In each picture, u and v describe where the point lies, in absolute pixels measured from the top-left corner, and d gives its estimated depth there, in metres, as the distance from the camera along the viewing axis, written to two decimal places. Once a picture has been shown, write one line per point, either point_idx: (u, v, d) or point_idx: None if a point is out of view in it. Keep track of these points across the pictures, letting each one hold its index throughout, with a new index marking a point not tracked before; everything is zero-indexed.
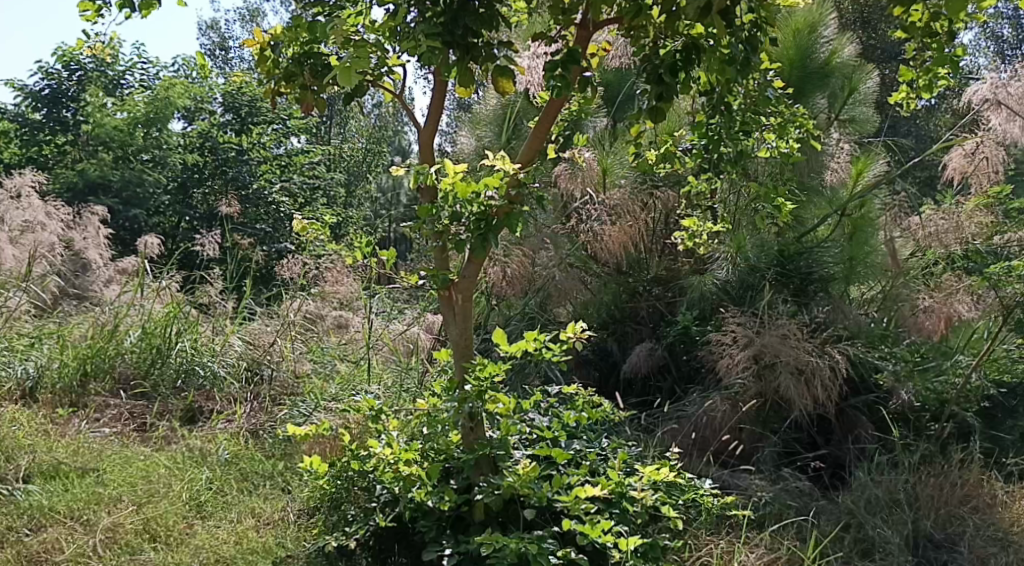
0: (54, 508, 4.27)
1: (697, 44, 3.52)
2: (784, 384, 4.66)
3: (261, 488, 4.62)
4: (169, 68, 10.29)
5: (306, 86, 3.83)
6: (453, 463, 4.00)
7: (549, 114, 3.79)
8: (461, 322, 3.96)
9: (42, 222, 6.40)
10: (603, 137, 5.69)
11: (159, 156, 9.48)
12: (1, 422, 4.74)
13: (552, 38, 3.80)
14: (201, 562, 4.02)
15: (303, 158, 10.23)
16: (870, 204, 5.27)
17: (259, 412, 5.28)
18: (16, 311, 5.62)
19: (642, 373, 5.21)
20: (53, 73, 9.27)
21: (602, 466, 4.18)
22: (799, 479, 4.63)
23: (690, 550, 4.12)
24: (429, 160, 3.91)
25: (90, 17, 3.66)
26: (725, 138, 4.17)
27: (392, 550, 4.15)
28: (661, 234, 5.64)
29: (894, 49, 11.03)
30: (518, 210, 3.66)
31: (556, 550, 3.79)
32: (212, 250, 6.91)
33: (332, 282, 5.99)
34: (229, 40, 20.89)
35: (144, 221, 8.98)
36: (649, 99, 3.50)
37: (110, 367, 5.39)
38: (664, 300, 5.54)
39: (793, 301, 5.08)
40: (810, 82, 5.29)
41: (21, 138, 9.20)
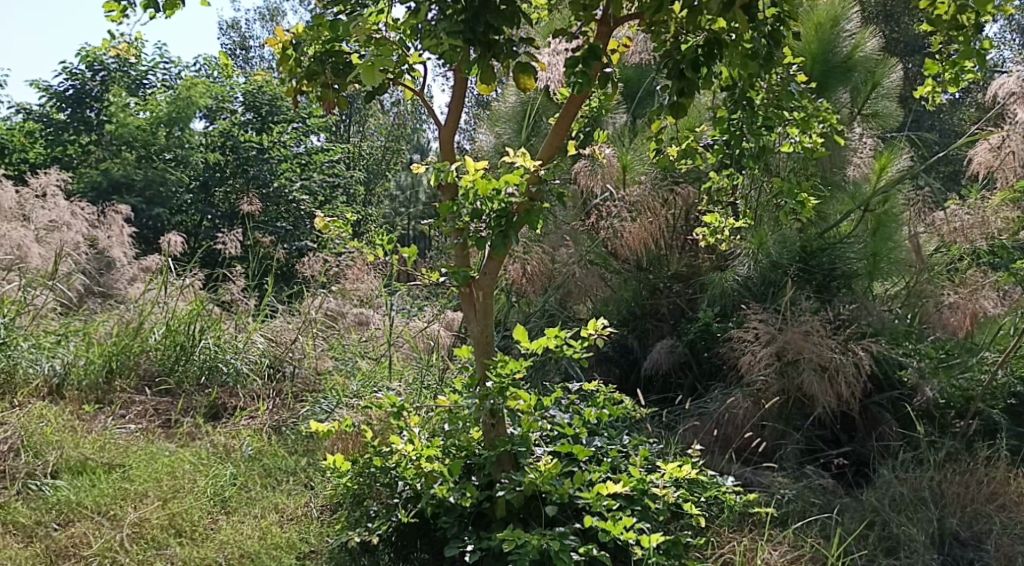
0: (82, 503, 4.31)
1: (718, 39, 3.49)
2: (807, 381, 4.64)
3: (284, 485, 4.63)
4: (190, 67, 10.34)
5: (328, 85, 3.86)
6: (475, 460, 4.03)
7: (569, 110, 3.77)
8: (482, 319, 3.96)
9: (68, 222, 6.47)
10: (623, 133, 5.66)
11: (180, 155, 9.47)
12: (28, 418, 4.78)
13: (573, 33, 3.78)
14: (225, 557, 4.04)
15: (323, 156, 10.21)
16: (893, 200, 5.21)
17: (282, 409, 5.29)
18: (42, 308, 5.66)
19: (663, 370, 5.20)
20: (77, 74, 9.42)
21: (624, 463, 4.17)
22: (822, 476, 4.61)
23: (712, 547, 4.11)
24: (450, 158, 3.91)
25: (115, 18, 3.68)
26: (747, 133, 4.15)
27: (414, 546, 4.17)
28: (682, 231, 5.61)
29: (917, 43, 10.93)
30: (538, 207, 3.67)
31: (578, 546, 3.79)
32: (234, 247, 6.90)
33: (353, 279, 6.01)
34: (250, 40, 20.96)
35: (168, 220, 9.03)
36: (670, 95, 3.48)
37: (135, 364, 5.43)
38: (684, 297, 5.47)
39: (816, 297, 5.03)
40: (832, 76, 5.25)
41: (46, 137, 9.32)
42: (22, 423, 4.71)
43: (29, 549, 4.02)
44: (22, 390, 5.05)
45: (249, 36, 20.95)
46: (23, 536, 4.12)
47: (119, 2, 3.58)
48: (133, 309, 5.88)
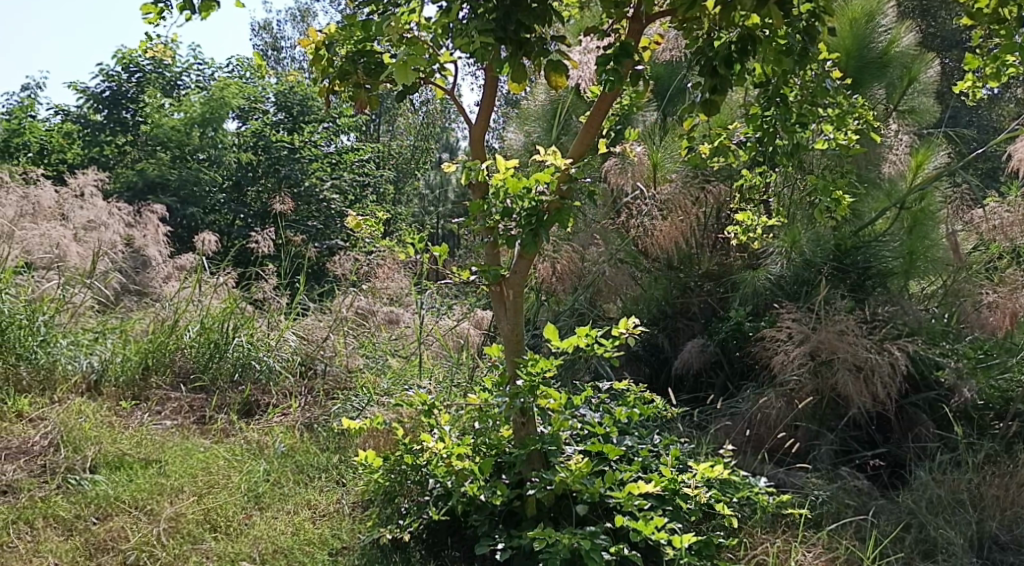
0: (120, 498, 4.34)
1: (752, 36, 3.44)
2: (841, 381, 4.59)
3: (317, 481, 4.64)
4: (223, 68, 10.41)
5: (360, 85, 3.85)
6: (505, 458, 4.02)
7: (600, 109, 3.76)
8: (512, 317, 3.95)
9: (105, 221, 6.54)
10: (653, 131, 5.63)
11: (215, 155, 9.42)
12: (67, 415, 4.83)
13: (605, 31, 3.81)
14: (259, 552, 4.06)
15: (353, 155, 10.22)
16: (932, 196, 5.10)
17: (314, 406, 5.30)
18: (81, 306, 5.71)
19: (693, 370, 5.17)
20: (113, 76, 9.55)
21: (655, 462, 4.13)
22: (856, 478, 4.56)
23: (745, 548, 4.08)
24: (481, 157, 3.90)
25: (152, 20, 3.70)
26: (780, 130, 4.12)
27: (445, 543, 4.17)
28: (714, 229, 5.57)
29: (955, 37, 10.81)
30: (569, 205, 3.64)
31: (609, 546, 3.77)
32: (266, 246, 6.89)
33: (383, 278, 6.06)
34: (281, 41, 21.08)
35: (201, 219, 9.09)
36: (702, 91, 3.44)
37: (171, 361, 5.46)
38: (716, 296, 5.43)
39: (850, 296, 4.98)
40: (866, 72, 5.19)
41: (83, 139, 9.45)
42: (63, 419, 4.80)
43: (68, 543, 4.05)
44: (62, 386, 5.14)
45: (280, 37, 21.06)
46: (63, 529, 4.15)
47: (156, 3, 3.60)
48: (169, 306, 5.92)
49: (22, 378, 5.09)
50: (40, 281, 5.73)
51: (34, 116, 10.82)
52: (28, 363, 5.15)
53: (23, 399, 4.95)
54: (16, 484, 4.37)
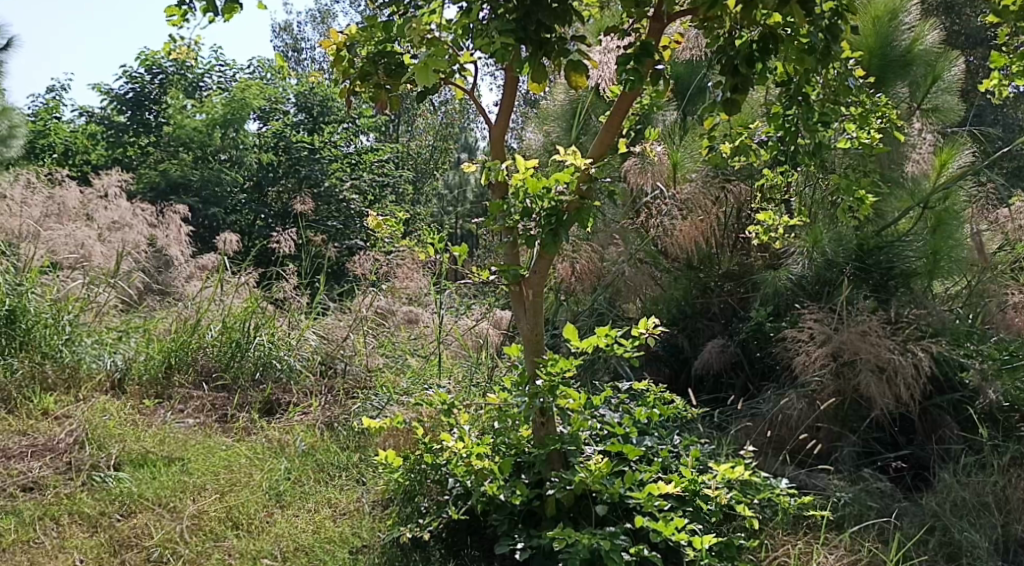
0: (143, 495, 4.36)
1: (774, 34, 3.45)
2: (864, 382, 4.57)
3: (337, 480, 4.64)
4: (245, 70, 10.46)
5: (380, 86, 3.86)
6: (524, 458, 4.01)
7: (621, 109, 3.75)
8: (532, 318, 3.93)
9: (131, 222, 6.50)
10: (673, 131, 5.61)
11: (236, 155, 9.54)
12: (92, 412, 4.86)
13: (625, 31, 3.80)
14: (281, 550, 4.07)
15: (373, 156, 10.19)
16: (956, 196, 5.07)
17: (335, 405, 5.30)
18: (105, 305, 5.74)
19: (714, 371, 5.15)
20: (136, 77, 9.64)
21: (675, 463, 4.12)
22: (879, 479, 4.53)
23: (766, 550, 4.06)
24: (501, 157, 3.89)
25: (176, 22, 3.71)
26: (802, 129, 4.08)
27: (465, 543, 4.15)
28: (734, 229, 5.49)
29: (980, 35, 10.72)
30: (589, 205, 3.63)
31: (629, 546, 3.76)
32: (287, 247, 6.92)
33: (403, 278, 5.95)
34: (303, 43, 21.15)
35: (223, 219, 9.12)
36: (724, 90, 3.42)
37: (193, 360, 5.47)
38: (736, 296, 5.41)
39: (873, 296, 4.98)
40: (890, 70, 5.16)
41: (106, 140, 9.74)
42: (87, 418, 4.82)
43: (93, 539, 4.07)
44: (87, 384, 5.18)
45: (301, 39, 21.13)
46: (88, 525, 4.16)
47: (179, 6, 3.61)
48: (191, 306, 5.94)
49: (47, 377, 5.11)
50: (65, 281, 5.75)
51: (61, 117, 10.96)
52: (54, 362, 5.18)
53: (48, 397, 4.98)
54: (41, 481, 4.40)
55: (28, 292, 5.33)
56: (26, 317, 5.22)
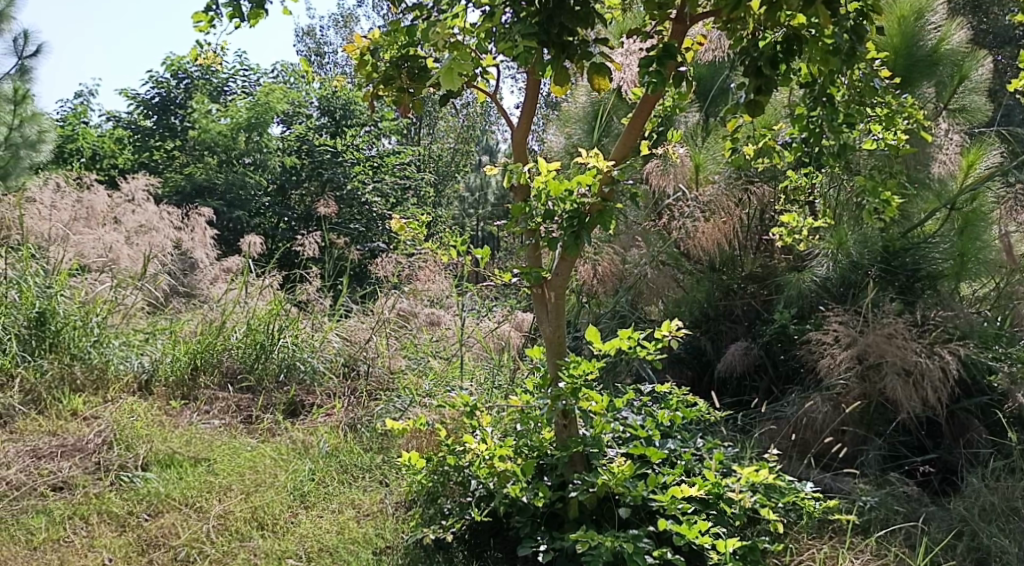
0: (170, 494, 4.38)
1: (798, 36, 3.42)
2: (890, 385, 4.54)
3: (361, 481, 4.65)
4: (269, 74, 10.50)
5: (403, 90, 3.89)
6: (547, 460, 4.00)
7: (643, 111, 3.73)
8: (554, 320, 3.92)
9: (157, 225, 6.58)
10: (695, 132, 5.57)
11: (260, 159, 9.56)
12: (120, 413, 4.89)
13: (647, 33, 3.77)
14: (306, 551, 4.08)
15: (394, 159, 10.09)
16: (983, 197, 5.03)
17: (358, 407, 5.30)
18: (132, 307, 5.76)
19: (737, 373, 5.12)
20: (163, 82, 9.77)
21: (699, 466, 4.10)
22: (906, 483, 4.50)
23: (791, 553, 4.04)
24: (523, 159, 3.88)
25: (203, 28, 3.73)
26: (826, 130, 4.06)
27: (487, 544, 4.15)
28: (757, 231, 5.47)
29: (1008, 34, 10.66)
30: (611, 207, 3.62)
31: (652, 549, 3.74)
32: (311, 249, 6.95)
33: (425, 280, 5.95)
34: (325, 47, 21.18)
35: (247, 222, 9.17)
36: (748, 92, 3.42)
37: (219, 361, 5.49)
38: (759, 298, 5.37)
39: (899, 299, 4.92)
40: (915, 71, 5.09)
41: (134, 144, 9.82)
42: (115, 418, 4.85)
43: (122, 538, 4.09)
44: (115, 385, 5.20)
45: (323, 43, 21.19)
46: (116, 525, 4.19)
47: (207, 12, 3.63)
48: (216, 308, 5.97)
49: (76, 378, 5.14)
50: (93, 283, 5.79)
51: (88, 123, 11.05)
52: (82, 363, 5.21)
53: (77, 398, 5.02)
54: (70, 481, 4.43)
55: (58, 295, 5.36)
56: (56, 319, 5.23)
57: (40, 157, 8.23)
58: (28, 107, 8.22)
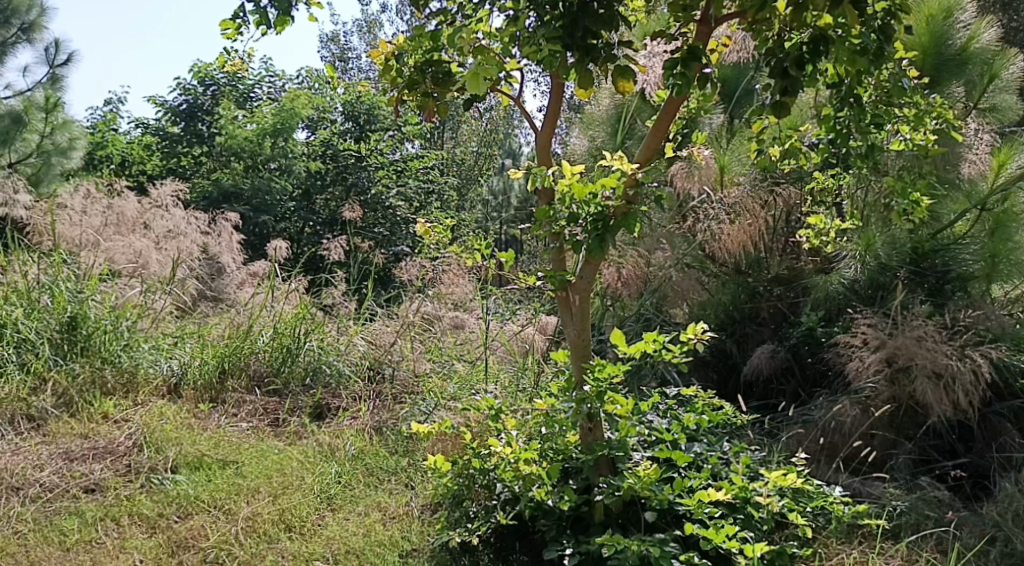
0: (199, 497, 4.40)
1: (825, 36, 3.37)
2: (920, 388, 4.49)
3: (386, 484, 4.65)
4: (294, 80, 10.53)
5: (428, 95, 3.88)
6: (572, 464, 3.97)
7: (668, 113, 3.72)
8: (579, 323, 3.91)
9: (184, 230, 6.62)
10: (720, 135, 5.53)
11: (285, 164, 9.49)
12: (149, 417, 4.90)
13: (671, 34, 3.74)
14: (333, 554, 4.08)
15: (418, 162, 10.04)
16: (1016, 197, 4.94)
17: (383, 409, 5.30)
18: (161, 311, 5.78)
19: (764, 376, 5.08)
20: (190, 89, 9.76)
21: (726, 470, 4.06)
22: (937, 488, 4.45)
23: (820, 559, 4.00)
24: (547, 162, 3.88)
25: (230, 35, 3.74)
26: (854, 130, 4.03)
27: (513, 548, 4.13)
28: (783, 233, 5.44)
29: None
30: (636, 210, 3.61)
31: (679, 554, 3.72)
32: (337, 253, 6.96)
33: (449, 283, 5.98)
34: (349, 52, 21.26)
35: (273, 227, 9.22)
36: (774, 93, 3.40)
37: (246, 364, 5.49)
38: (786, 301, 5.34)
39: (929, 301, 4.87)
40: (946, 69, 5.02)
41: (163, 150, 9.93)
42: (145, 421, 4.87)
43: (152, 540, 4.11)
44: (145, 388, 5.22)
45: (348, 49, 21.26)
46: (146, 527, 4.21)
47: (234, 19, 3.64)
48: (243, 312, 5.98)
49: (107, 381, 5.17)
50: (123, 288, 5.83)
51: (118, 130, 11.15)
52: (113, 366, 5.23)
53: (108, 401, 5.04)
54: (102, 483, 4.46)
55: (89, 299, 5.39)
56: (87, 324, 5.26)
57: (71, 164, 8.30)
58: (59, 115, 8.30)
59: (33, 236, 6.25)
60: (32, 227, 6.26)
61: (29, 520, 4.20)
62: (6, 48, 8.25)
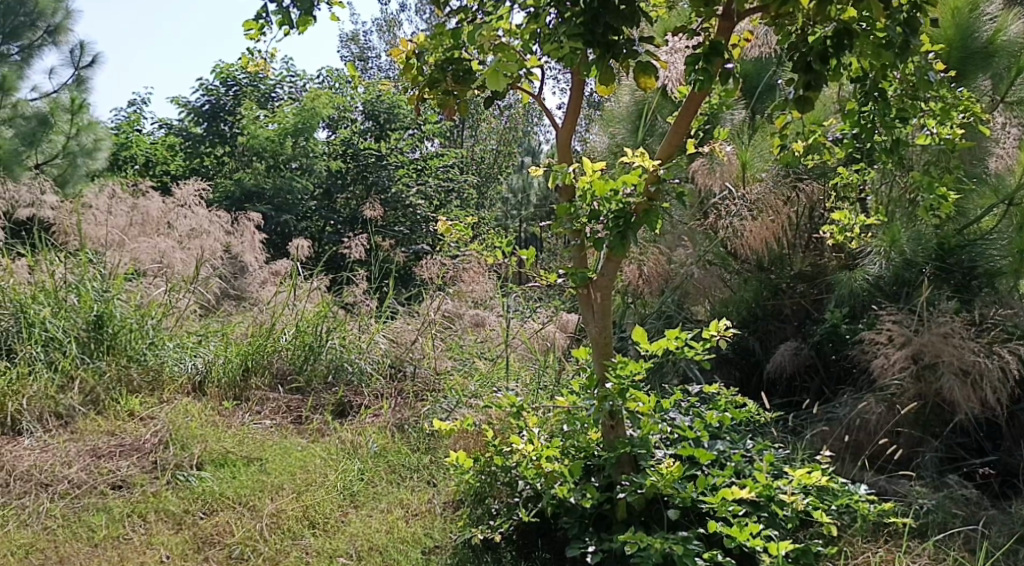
0: (225, 493, 4.42)
1: (849, 30, 3.34)
2: (947, 386, 4.46)
3: (409, 481, 4.65)
4: (314, 80, 10.54)
5: (448, 92, 3.87)
6: (594, 461, 3.99)
7: (689, 109, 3.70)
8: (600, 321, 3.88)
9: (207, 229, 6.68)
10: (742, 131, 5.47)
11: (306, 164, 9.52)
12: (174, 414, 4.92)
13: (693, 31, 3.71)
14: (356, 550, 4.08)
15: (438, 161, 10.04)
16: None
17: (405, 407, 5.30)
18: (186, 311, 5.80)
19: (787, 373, 5.06)
20: (212, 89, 9.83)
21: (749, 468, 4.04)
22: (964, 486, 4.41)
23: (845, 557, 3.97)
24: (568, 160, 3.86)
25: (253, 36, 3.75)
26: (878, 125, 4.00)
27: (535, 545, 4.13)
28: (806, 229, 5.41)
29: None
30: (657, 208, 3.61)
31: (702, 551, 3.70)
32: (358, 251, 6.89)
33: (469, 282, 5.83)
34: (368, 52, 21.31)
35: (295, 226, 9.25)
36: (797, 88, 3.36)
37: (269, 362, 5.51)
38: (809, 298, 5.30)
39: (955, 297, 4.83)
40: (971, 63, 4.97)
41: (186, 151, 9.98)
42: (171, 419, 4.88)
43: (178, 536, 4.12)
44: (170, 386, 5.24)
45: (367, 48, 21.33)
46: (172, 523, 4.23)
47: (257, 20, 3.64)
48: (266, 310, 5.99)
49: (132, 380, 5.19)
50: (148, 287, 5.85)
51: (141, 131, 11.23)
52: (139, 365, 5.26)
53: (134, 399, 5.07)
54: (129, 479, 4.48)
55: (114, 298, 5.41)
56: (113, 322, 5.29)
57: (97, 164, 8.36)
58: (84, 116, 8.36)
59: (59, 236, 6.28)
60: (58, 228, 6.30)
61: (58, 517, 4.22)
62: (33, 50, 8.31)
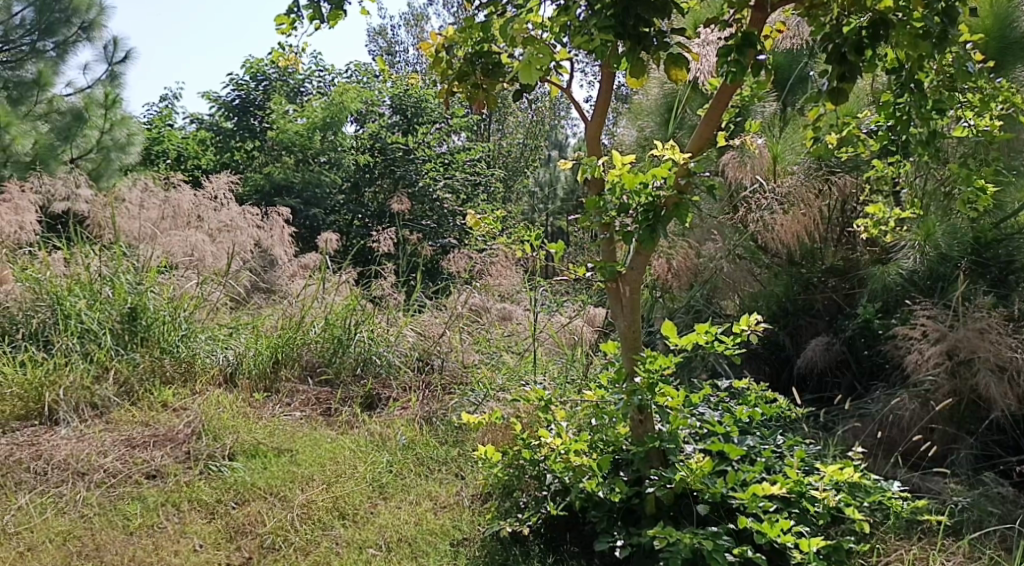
0: (256, 484, 4.43)
1: (885, 20, 3.32)
2: (984, 382, 4.39)
3: (437, 473, 4.65)
4: (343, 74, 10.53)
5: (478, 86, 3.86)
6: (623, 455, 3.97)
7: (721, 101, 3.65)
8: (629, 314, 3.85)
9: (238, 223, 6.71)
10: (773, 124, 5.40)
11: (334, 157, 9.55)
12: (206, 405, 4.95)
13: (726, 22, 3.65)
14: (386, 541, 4.09)
15: (465, 155, 10.05)
16: None
17: (433, 400, 5.30)
18: (217, 303, 5.82)
19: (819, 369, 5.04)
20: (242, 84, 9.84)
21: (780, 463, 3.98)
22: (1000, 484, 4.36)
23: (878, 554, 3.95)
24: (596, 153, 3.83)
25: (285, 30, 3.75)
26: (914, 117, 3.95)
27: (563, 539, 4.12)
28: (839, 223, 5.32)
29: None
30: (688, 200, 3.54)
31: (733, 547, 3.67)
32: (386, 245, 6.93)
33: (497, 275, 6.04)
34: (396, 47, 21.33)
35: (323, 219, 9.27)
36: (830, 79, 3.31)
37: (299, 355, 5.53)
38: (841, 292, 5.25)
39: (992, 292, 4.76)
40: (1010, 53, 4.88)
41: (216, 144, 10.02)
42: (203, 410, 4.92)
43: (211, 525, 4.14)
44: (202, 378, 5.27)
45: (395, 42, 21.30)
46: (205, 512, 4.24)
47: (289, 14, 3.64)
48: (295, 303, 6.01)
49: (166, 371, 5.22)
50: (181, 280, 5.86)
51: (173, 125, 11.29)
52: (171, 356, 5.29)
53: (166, 390, 5.10)
54: (162, 469, 4.51)
55: (147, 291, 5.43)
56: (146, 314, 5.32)
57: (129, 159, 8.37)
58: (117, 111, 8.43)
59: (93, 229, 6.32)
60: (92, 221, 6.34)
61: (94, 505, 4.25)
62: (67, 46, 8.33)
